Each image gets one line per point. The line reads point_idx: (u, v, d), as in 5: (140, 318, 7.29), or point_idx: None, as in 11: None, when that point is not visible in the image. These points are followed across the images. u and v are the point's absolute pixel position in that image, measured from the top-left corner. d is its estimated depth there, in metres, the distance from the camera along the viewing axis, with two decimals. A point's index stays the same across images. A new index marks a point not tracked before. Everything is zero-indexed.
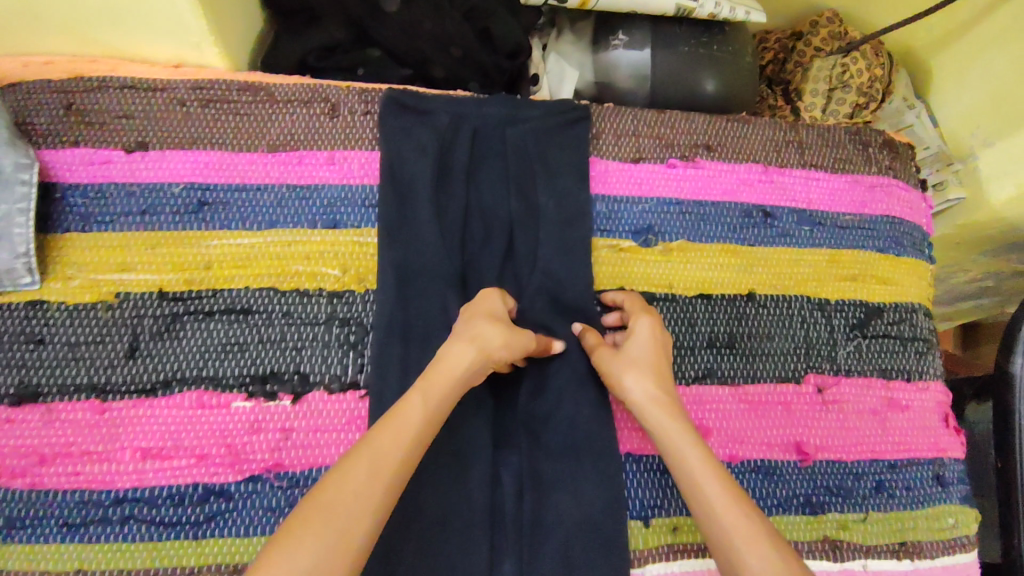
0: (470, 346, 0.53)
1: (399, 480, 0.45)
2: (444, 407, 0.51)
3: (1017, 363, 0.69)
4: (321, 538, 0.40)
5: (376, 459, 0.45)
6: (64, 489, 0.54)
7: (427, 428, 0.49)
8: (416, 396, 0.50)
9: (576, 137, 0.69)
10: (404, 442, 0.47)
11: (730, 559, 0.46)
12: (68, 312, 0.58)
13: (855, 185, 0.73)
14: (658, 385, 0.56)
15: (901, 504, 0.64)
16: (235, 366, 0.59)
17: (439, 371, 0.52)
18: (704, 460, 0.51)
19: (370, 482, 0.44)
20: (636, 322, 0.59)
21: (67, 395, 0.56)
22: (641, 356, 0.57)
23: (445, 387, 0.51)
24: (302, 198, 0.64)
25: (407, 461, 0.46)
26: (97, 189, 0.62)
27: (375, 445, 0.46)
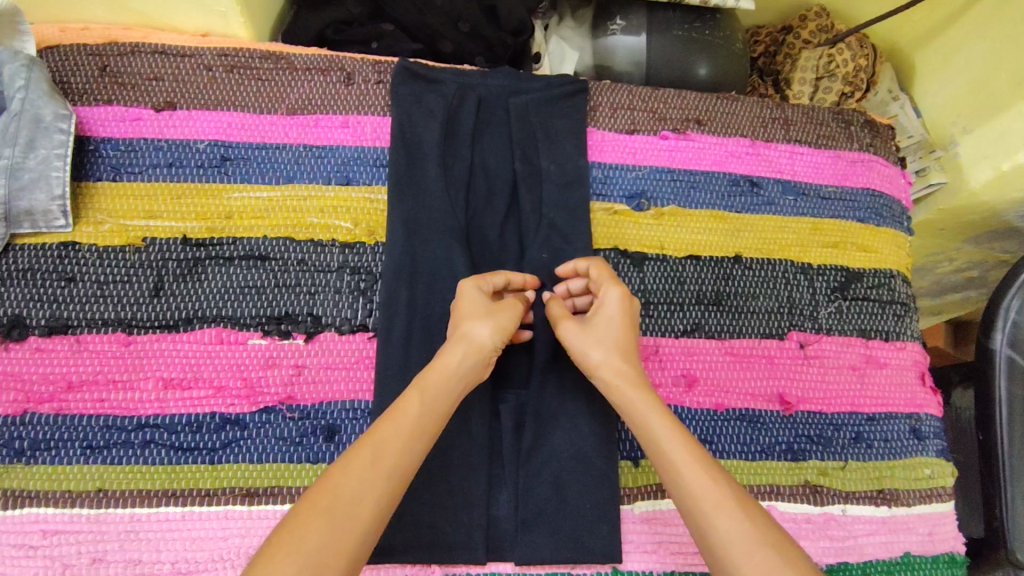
0: (464, 346, 0.55)
1: (401, 472, 0.48)
2: (442, 400, 0.52)
3: (997, 340, 0.70)
4: (325, 527, 0.43)
5: (377, 453, 0.47)
6: (89, 414, 0.58)
7: (428, 422, 0.51)
8: (416, 394, 0.51)
9: (576, 109, 0.73)
10: (405, 436, 0.49)
11: (698, 522, 0.47)
12: (98, 254, 0.63)
13: (838, 160, 0.78)
14: (625, 359, 0.56)
15: (879, 454, 0.68)
16: (252, 307, 0.62)
17: (437, 370, 0.53)
18: (671, 428, 0.51)
19: (373, 474, 0.46)
20: (605, 296, 0.59)
21: (95, 328, 0.60)
22: (608, 330, 0.57)
23: (444, 383, 0.53)
24: (318, 156, 0.68)
25: (408, 453, 0.49)
26: (128, 143, 0.66)
27: (377, 439, 0.48)
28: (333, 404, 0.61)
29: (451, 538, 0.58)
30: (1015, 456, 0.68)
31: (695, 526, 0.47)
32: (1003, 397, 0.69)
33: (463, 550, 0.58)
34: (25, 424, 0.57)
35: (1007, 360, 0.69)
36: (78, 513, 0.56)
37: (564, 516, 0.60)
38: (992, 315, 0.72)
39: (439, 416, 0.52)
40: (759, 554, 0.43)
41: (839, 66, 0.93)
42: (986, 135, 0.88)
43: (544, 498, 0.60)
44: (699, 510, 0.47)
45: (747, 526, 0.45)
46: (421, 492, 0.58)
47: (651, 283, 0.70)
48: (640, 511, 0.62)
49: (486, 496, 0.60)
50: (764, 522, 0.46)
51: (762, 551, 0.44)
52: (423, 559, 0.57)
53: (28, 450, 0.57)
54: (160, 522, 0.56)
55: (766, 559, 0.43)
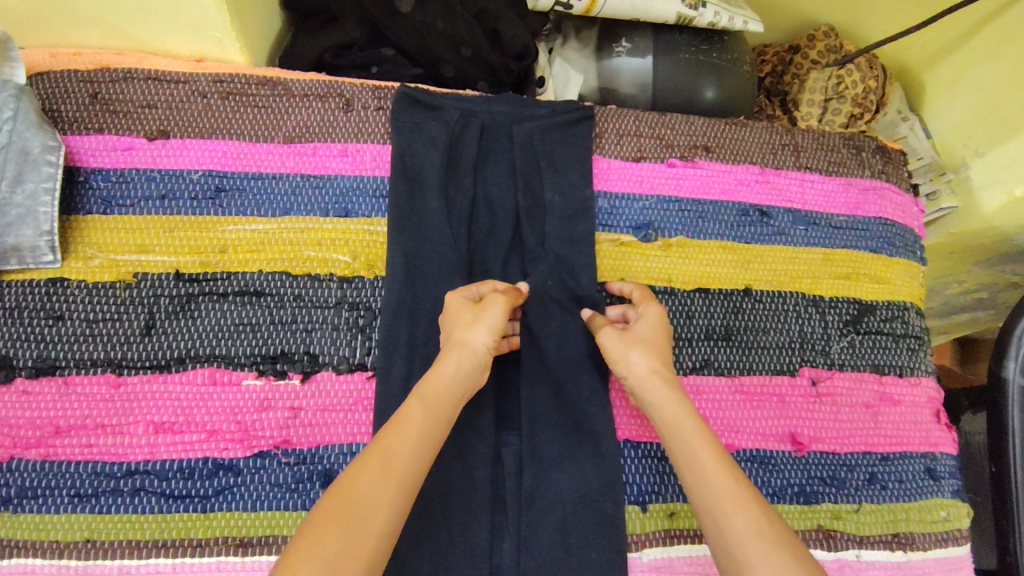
0: (460, 353, 0.54)
1: (411, 474, 0.47)
2: (445, 401, 0.51)
3: (1010, 369, 0.68)
4: (342, 536, 0.42)
5: (386, 459, 0.46)
6: (77, 460, 0.56)
7: (433, 428, 0.50)
8: (416, 401, 0.50)
9: (581, 136, 0.71)
10: (413, 441, 0.48)
11: (715, 520, 0.47)
12: (87, 290, 0.60)
13: (849, 187, 0.76)
14: (661, 362, 0.57)
15: (893, 496, 0.66)
16: (246, 346, 0.60)
17: (434, 375, 0.53)
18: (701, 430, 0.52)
19: (384, 480, 0.45)
20: (647, 307, 0.61)
21: (83, 369, 0.58)
22: (649, 336, 0.58)
23: (444, 387, 0.52)
24: (315, 187, 0.66)
25: (416, 457, 0.48)
26: (119, 174, 0.64)
27: (385, 445, 0.47)
28: (330, 448, 0.59)
29: None
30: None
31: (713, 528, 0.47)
32: (1016, 429, 0.68)
33: None
34: (11, 471, 0.55)
35: (1020, 388, 0.68)
36: (65, 566, 0.54)
37: (568, 565, 0.58)
38: (1003, 344, 0.70)
39: (442, 418, 0.51)
40: (777, 556, 0.44)
41: (848, 87, 0.91)
42: (997, 160, 0.87)
43: (548, 546, 0.58)
44: (719, 512, 0.47)
45: (765, 528, 0.46)
46: (422, 541, 0.56)
47: None
48: (648, 559, 0.60)
49: (489, 544, 0.58)
50: (783, 532, 0.46)
51: (780, 557, 0.44)
52: None
53: (14, 498, 0.55)
54: (150, 575, 0.54)
55: (781, 560, 0.44)
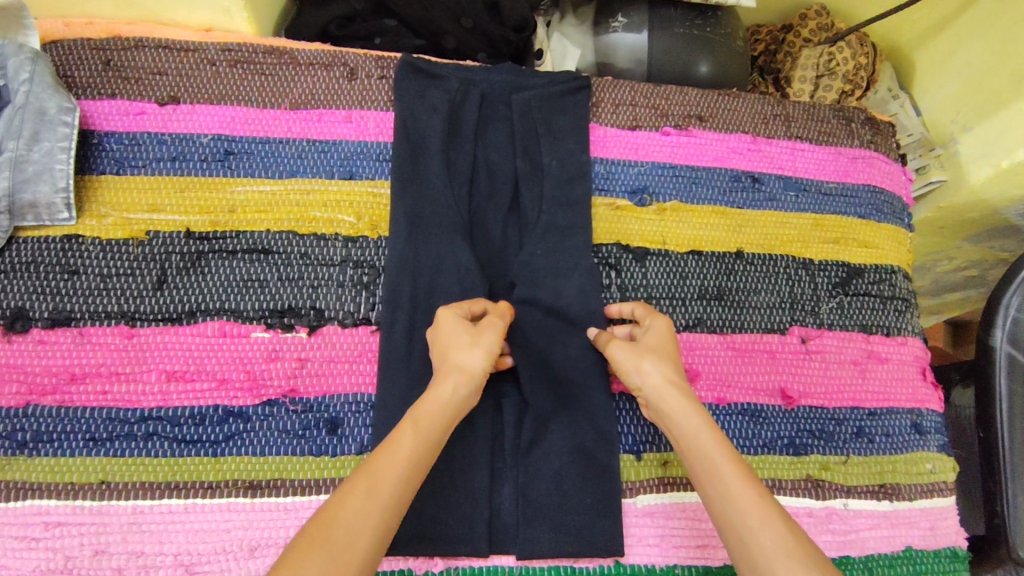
0: (458, 376, 0.54)
1: (397, 503, 0.46)
2: (439, 426, 0.51)
3: (996, 336, 0.71)
4: (323, 561, 0.41)
5: (373, 484, 0.46)
6: (92, 406, 0.58)
7: (423, 454, 0.49)
8: (408, 426, 0.50)
9: (578, 105, 0.73)
10: (403, 467, 0.48)
11: (738, 532, 0.46)
12: (102, 246, 0.63)
13: (839, 156, 0.78)
14: (675, 370, 0.56)
15: (880, 449, 0.68)
16: (255, 300, 0.63)
17: (429, 401, 0.52)
18: (720, 441, 0.51)
19: (371, 505, 0.45)
20: (658, 318, 0.60)
21: (97, 320, 0.60)
22: (660, 346, 0.58)
23: (437, 412, 0.51)
24: (320, 151, 0.69)
25: (404, 484, 0.47)
26: (131, 137, 0.66)
27: (372, 471, 0.47)
28: (336, 398, 0.61)
29: (454, 531, 0.58)
30: (1014, 450, 0.69)
31: (740, 546, 0.46)
32: (1003, 394, 0.69)
33: (465, 542, 0.58)
34: (28, 416, 0.57)
35: (1008, 356, 0.70)
36: (80, 505, 0.55)
37: (565, 509, 0.60)
38: (990, 313, 0.72)
39: (434, 442, 0.50)
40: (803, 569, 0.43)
41: (840, 64, 0.93)
42: (985, 133, 0.89)
43: (546, 491, 0.60)
44: (745, 527, 0.46)
45: (790, 543, 0.44)
46: (425, 486, 0.58)
47: (653, 278, 0.70)
48: (643, 504, 0.62)
49: (489, 488, 0.60)
50: (808, 541, 0.45)
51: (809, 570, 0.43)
52: (426, 551, 0.57)
53: (30, 442, 0.57)
54: (163, 514, 0.56)
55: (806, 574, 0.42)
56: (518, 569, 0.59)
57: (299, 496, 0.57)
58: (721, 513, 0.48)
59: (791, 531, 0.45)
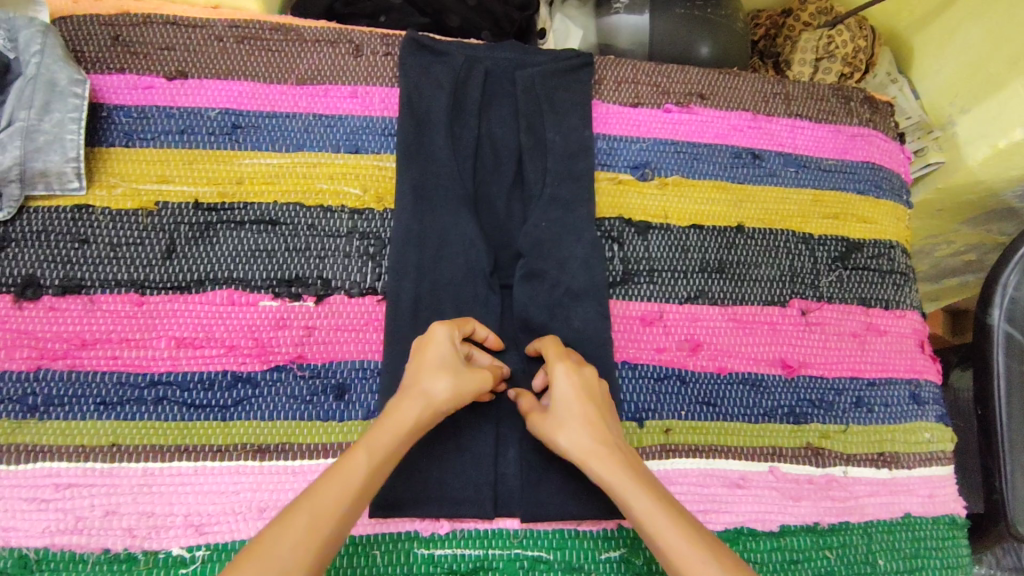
0: (423, 405, 0.52)
1: (335, 537, 0.45)
2: (392, 455, 0.50)
3: (995, 315, 0.71)
4: None
5: (314, 516, 0.45)
6: (102, 371, 0.59)
7: (371, 481, 0.48)
8: (362, 451, 0.48)
9: (581, 82, 0.74)
10: (348, 499, 0.46)
11: None
12: (112, 216, 0.63)
13: (838, 134, 0.79)
14: (593, 431, 0.54)
15: (880, 418, 0.69)
16: (263, 270, 0.63)
17: (386, 427, 0.51)
18: (653, 505, 0.50)
19: (308, 540, 0.43)
20: (557, 367, 0.57)
21: (108, 288, 0.61)
22: (568, 405, 0.55)
23: (392, 439, 0.50)
24: (327, 125, 0.70)
25: (347, 514, 0.46)
26: (140, 110, 0.67)
27: (315, 502, 0.45)
28: (342, 364, 0.62)
29: (460, 494, 0.58)
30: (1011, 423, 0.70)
31: None
32: (999, 371, 0.70)
33: (471, 505, 0.58)
34: (39, 380, 0.58)
35: (1005, 334, 0.70)
36: (91, 467, 0.56)
37: (570, 474, 0.60)
38: (989, 291, 0.72)
39: (385, 472, 0.49)
40: None
41: (838, 46, 0.94)
42: (979, 115, 0.90)
43: (550, 456, 0.61)
44: None
45: None
46: (431, 450, 0.59)
47: (655, 251, 0.71)
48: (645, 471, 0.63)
49: (494, 453, 0.60)
50: None
51: None
52: (432, 513, 0.57)
53: (42, 405, 0.57)
54: (173, 477, 0.56)
55: None
56: (523, 534, 0.59)
57: (306, 460, 0.58)
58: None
59: None
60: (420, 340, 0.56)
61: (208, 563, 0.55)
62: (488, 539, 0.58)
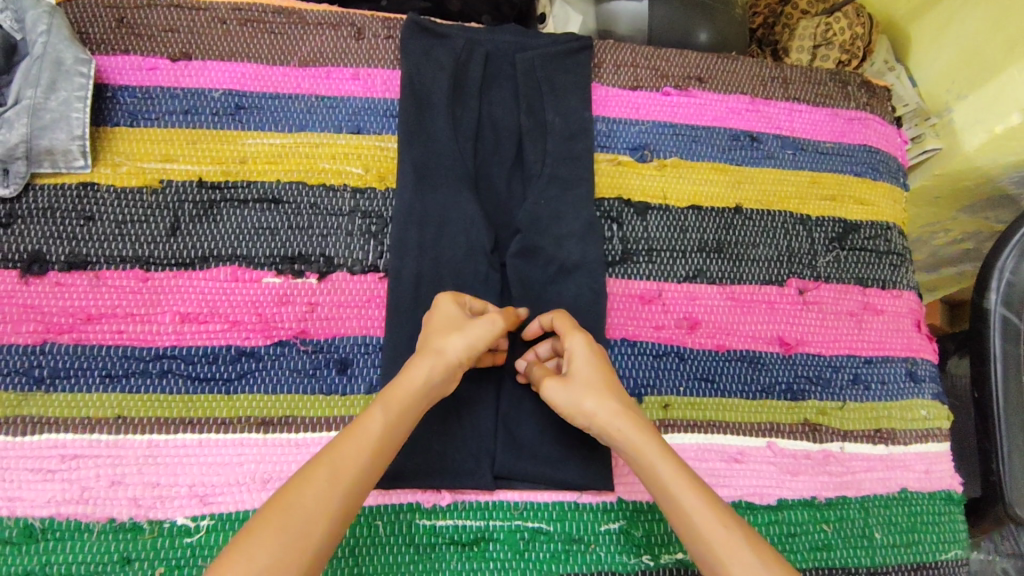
0: (432, 362, 0.53)
1: (358, 489, 0.47)
2: (408, 413, 0.51)
3: (991, 300, 0.71)
4: (277, 545, 0.42)
5: (335, 471, 0.46)
6: (107, 344, 0.59)
7: (389, 438, 0.49)
8: (378, 408, 0.50)
9: (581, 65, 0.75)
10: (367, 454, 0.48)
11: (713, 567, 0.45)
12: (116, 193, 0.64)
13: (835, 117, 0.80)
14: (615, 397, 0.53)
15: (876, 395, 0.69)
16: (266, 247, 0.64)
17: (403, 384, 0.52)
18: (678, 472, 0.49)
19: (331, 493, 0.45)
20: (578, 334, 0.56)
21: (113, 264, 0.62)
22: (594, 371, 0.55)
23: (408, 396, 0.51)
24: (329, 106, 0.70)
25: (368, 467, 0.47)
26: (144, 91, 0.68)
27: (336, 457, 0.47)
28: (345, 339, 0.62)
29: (461, 465, 0.59)
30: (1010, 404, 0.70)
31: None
32: (997, 354, 0.71)
33: (471, 476, 0.59)
34: (44, 353, 0.59)
35: (1002, 319, 0.71)
36: (96, 439, 0.57)
37: (570, 447, 0.61)
38: (985, 276, 0.72)
39: (402, 428, 0.50)
40: None
41: (836, 33, 0.93)
42: (977, 102, 0.90)
43: (550, 429, 0.61)
44: (716, 567, 0.45)
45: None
46: (433, 423, 0.60)
47: (654, 231, 0.72)
48: None
49: (495, 427, 0.61)
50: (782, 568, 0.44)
51: None
52: (433, 485, 0.58)
53: (47, 378, 0.58)
54: (177, 448, 0.57)
55: None
56: (523, 506, 0.60)
57: (309, 432, 0.59)
58: (692, 547, 0.47)
59: (765, 563, 0.44)
60: (429, 312, 0.59)
61: (212, 533, 0.56)
62: (488, 511, 0.59)
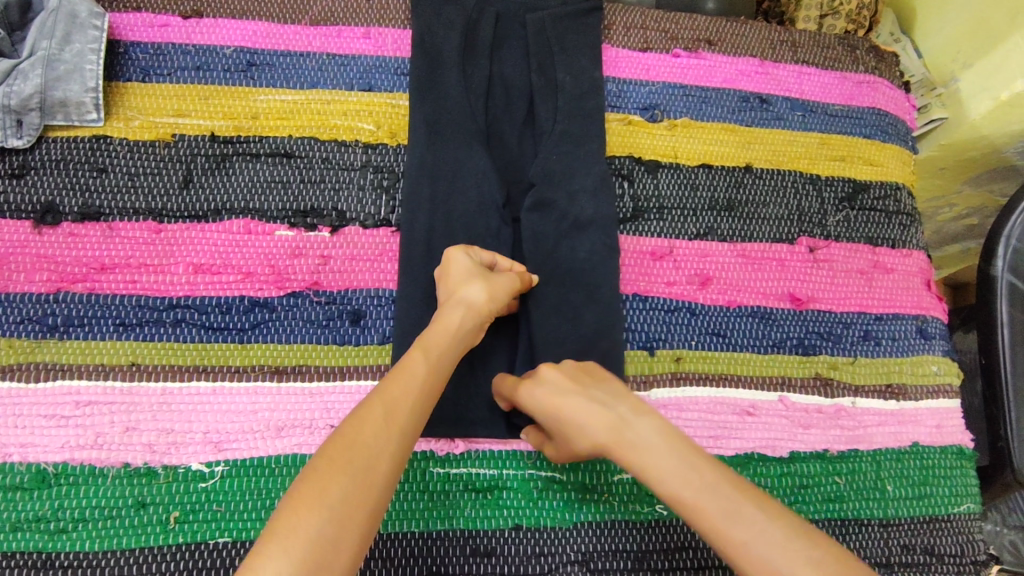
0: (463, 310, 0.54)
1: (412, 427, 0.47)
2: (446, 357, 0.52)
3: (998, 266, 0.67)
4: (348, 480, 0.42)
5: (390, 410, 0.46)
6: (121, 294, 0.59)
7: (433, 379, 0.50)
8: (419, 352, 0.50)
9: (591, 25, 0.75)
10: (417, 392, 0.48)
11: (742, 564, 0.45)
12: (129, 147, 0.64)
13: (845, 80, 0.80)
14: (582, 430, 0.52)
15: (887, 352, 0.70)
16: (279, 201, 0.64)
17: (437, 331, 0.53)
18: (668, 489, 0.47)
19: (390, 430, 0.45)
20: (523, 394, 0.55)
21: (126, 216, 0.62)
22: (553, 420, 0.53)
23: (445, 342, 0.52)
24: (340, 64, 0.70)
25: (420, 406, 0.48)
26: (156, 47, 0.68)
27: (388, 399, 0.46)
28: (358, 291, 0.62)
29: (475, 414, 0.60)
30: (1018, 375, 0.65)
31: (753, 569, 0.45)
32: (1004, 320, 0.66)
33: (486, 425, 0.59)
34: (59, 302, 0.59)
35: (1009, 285, 0.66)
36: (111, 386, 0.57)
37: None
38: (992, 242, 0.68)
39: (443, 370, 0.51)
40: None
41: (842, 1, 0.86)
42: (989, 67, 0.79)
43: None
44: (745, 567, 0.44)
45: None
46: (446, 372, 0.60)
47: (665, 189, 0.72)
48: (657, 397, 0.64)
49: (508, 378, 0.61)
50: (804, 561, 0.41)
51: None
52: (447, 433, 0.58)
53: (61, 326, 0.58)
54: (191, 396, 0.57)
55: None
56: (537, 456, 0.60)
57: (323, 381, 0.59)
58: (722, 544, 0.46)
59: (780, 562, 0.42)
60: (442, 267, 0.59)
61: (226, 478, 0.56)
62: (502, 460, 0.59)
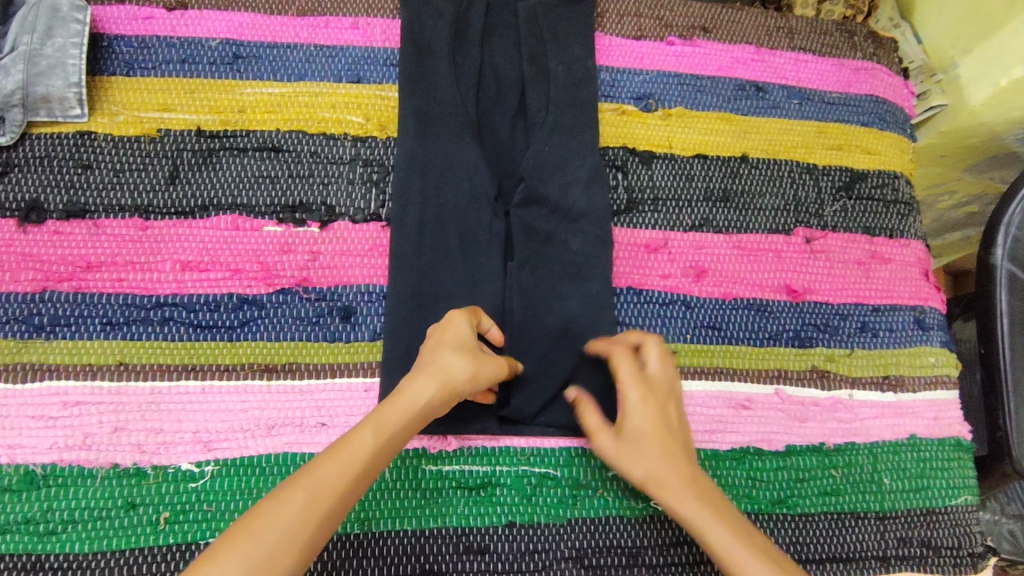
0: (436, 382, 0.50)
1: (333, 516, 0.45)
2: (399, 439, 0.48)
3: (997, 254, 0.65)
4: (242, 563, 0.41)
5: (315, 494, 0.44)
6: (108, 292, 0.59)
7: (376, 460, 0.47)
8: (370, 426, 0.47)
9: (583, 13, 0.73)
10: (351, 475, 0.45)
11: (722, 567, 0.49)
12: (114, 142, 0.63)
13: (843, 67, 0.78)
14: (653, 412, 0.54)
15: (884, 343, 0.69)
16: (267, 196, 0.63)
17: (399, 402, 0.49)
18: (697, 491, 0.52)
19: (305, 518, 0.43)
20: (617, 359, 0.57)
21: (112, 213, 0.61)
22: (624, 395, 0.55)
23: (402, 419, 0.48)
24: (328, 56, 0.69)
25: (350, 492, 0.45)
26: (140, 40, 0.67)
27: (316, 481, 0.44)
28: (348, 287, 0.62)
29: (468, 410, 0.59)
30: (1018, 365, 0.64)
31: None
32: (1004, 310, 0.64)
33: (478, 422, 0.59)
34: (45, 301, 0.58)
35: (1008, 274, 0.65)
36: (98, 386, 0.56)
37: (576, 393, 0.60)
38: (991, 230, 0.67)
39: (391, 453, 0.48)
40: None
41: None
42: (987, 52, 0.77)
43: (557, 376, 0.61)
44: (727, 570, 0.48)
45: None
46: None
47: (659, 180, 0.71)
48: None
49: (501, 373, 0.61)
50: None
51: None
52: (439, 430, 0.58)
53: (48, 325, 0.58)
54: (180, 395, 0.57)
55: None
56: (530, 452, 0.59)
57: (313, 379, 0.58)
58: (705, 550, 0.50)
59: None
60: (440, 323, 0.55)
61: (217, 478, 0.55)
62: (495, 456, 0.59)
